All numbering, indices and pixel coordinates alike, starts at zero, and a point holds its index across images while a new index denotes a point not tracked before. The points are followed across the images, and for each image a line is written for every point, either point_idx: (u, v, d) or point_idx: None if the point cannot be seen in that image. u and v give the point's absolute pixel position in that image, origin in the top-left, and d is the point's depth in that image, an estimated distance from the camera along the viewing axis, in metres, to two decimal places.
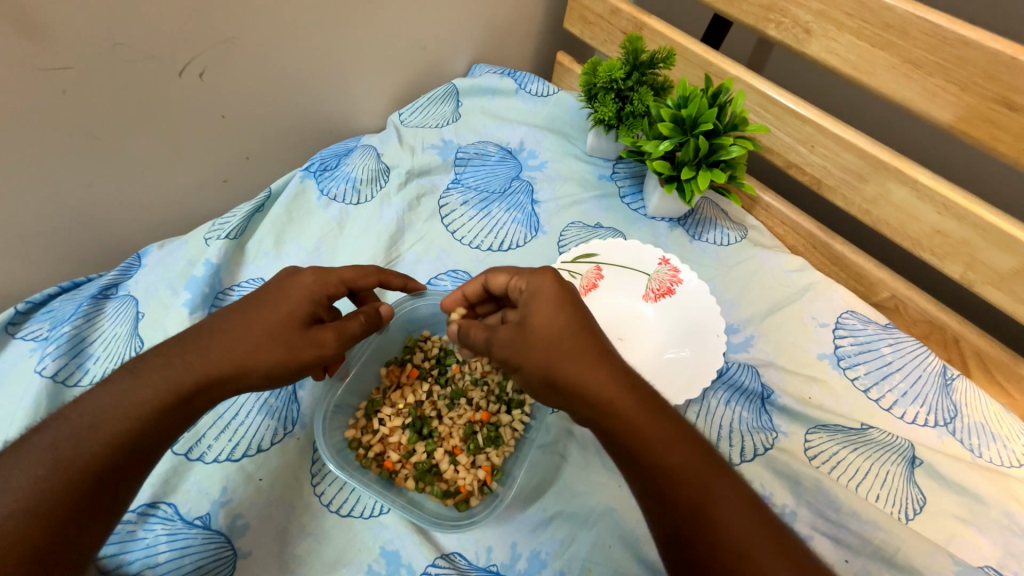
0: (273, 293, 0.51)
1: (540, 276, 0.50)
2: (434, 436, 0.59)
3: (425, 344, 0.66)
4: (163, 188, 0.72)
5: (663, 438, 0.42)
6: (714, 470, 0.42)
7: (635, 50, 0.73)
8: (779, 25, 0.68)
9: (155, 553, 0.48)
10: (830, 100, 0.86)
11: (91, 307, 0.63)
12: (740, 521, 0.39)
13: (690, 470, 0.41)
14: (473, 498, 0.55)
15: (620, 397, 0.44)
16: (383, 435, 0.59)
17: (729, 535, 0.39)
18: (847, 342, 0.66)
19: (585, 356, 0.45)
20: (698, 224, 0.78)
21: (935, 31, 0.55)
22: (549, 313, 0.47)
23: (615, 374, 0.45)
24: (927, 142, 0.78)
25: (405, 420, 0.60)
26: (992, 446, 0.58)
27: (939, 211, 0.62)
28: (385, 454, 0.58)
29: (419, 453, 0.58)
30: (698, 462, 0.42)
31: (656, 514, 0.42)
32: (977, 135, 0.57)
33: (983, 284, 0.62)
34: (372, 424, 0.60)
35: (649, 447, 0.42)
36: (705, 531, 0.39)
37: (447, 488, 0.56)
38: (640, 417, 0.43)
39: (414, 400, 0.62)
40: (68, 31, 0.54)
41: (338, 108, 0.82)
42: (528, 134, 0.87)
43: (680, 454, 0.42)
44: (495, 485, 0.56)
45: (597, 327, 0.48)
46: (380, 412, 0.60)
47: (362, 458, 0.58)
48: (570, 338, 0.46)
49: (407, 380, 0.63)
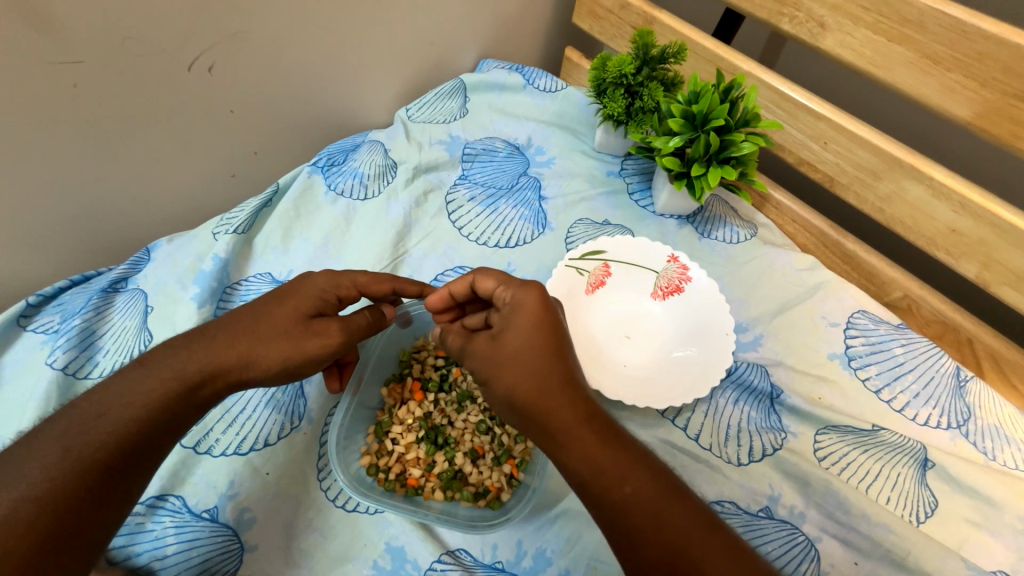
0: (286, 290, 0.52)
1: (523, 294, 0.48)
2: (449, 443, 0.59)
3: (420, 355, 0.64)
4: (172, 182, 0.72)
5: (623, 466, 0.42)
6: (675, 500, 0.41)
7: (645, 45, 0.72)
8: (792, 20, 0.67)
9: (163, 545, 0.48)
10: (844, 95, 0.85)
11: (101, 300, 0.63)
12: (699, 552, 0.39)
13: (649, 499, 0.41)
14: (504, 493, 0.56)
15: (578, 427, 0.42)
16: (400, 454, 0.58)
17: (690, 564, 0.39)
18: (858, 342, 0.65)
19: (548, 386, 0.43)
20: (708, 221, 0.78)
21: (954, 25, 0.54)
22: (521, 337, 0.45)
23: (576, 401, 0.43)
24: (945, 138, 0.77)
25: (419, 434, 0.59)
26: (1005, 449, 0.58)
27: (955, 210, 0.61)
28: (406, 473, 0.57)
29: (440, 463, 0.58)
30: (658, 492, 0.41)
31: (615, 542, 0.41)
32: (996, 132, 0.56)
33: (999, 284, 0.61)
34: (386, 447, 0.58)
35: (609, 478, 0.41)
36: (662, 565, 0.39)
37: (476, 490, 0.56)
38: (600, 444, 0.42)
39: (422, 413, 0.61)
40: (79, 24, 0.54)
41: (346, 103, 0.82)
42: (536, 130, 0.86)
43: (641, 485, 0.41)
44: (522, 476, 0.57)
45: (568, 350, 0.46)
46: (390, 432, 0.59)
47: (384, 483, 0.56)
48: (542, 363, 0.44)
49: (410, 395, 0.62)
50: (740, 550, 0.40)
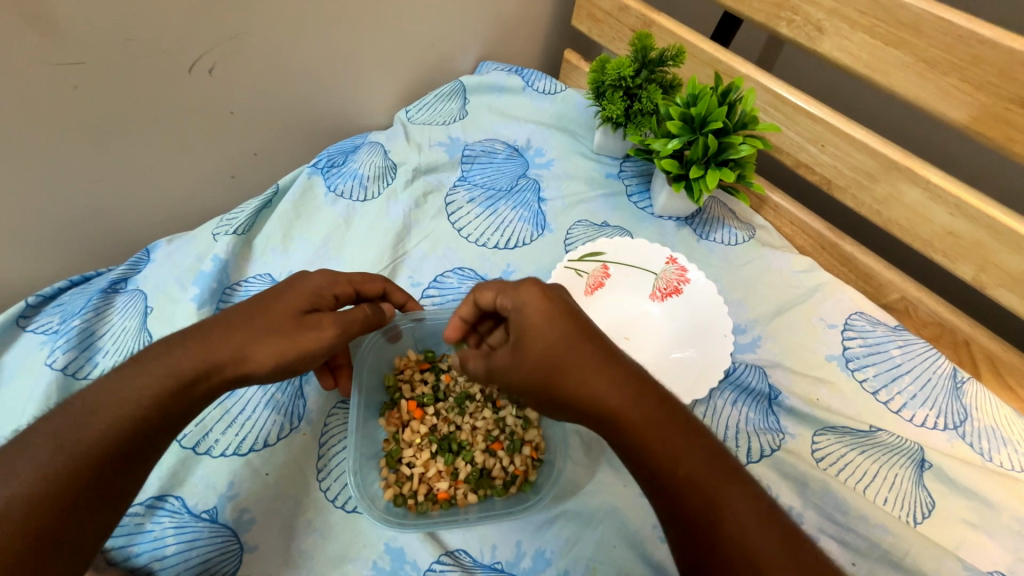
0: (281, 287, 0.52)
1: (525, 291, 0.46)
2: (465, 447, 0.59)
3: (405, 376, 0.63)
4: (172, 183, 0.73)
5: (671, 448, 0.41)
6: (731, 482, 0.40)
7: (644, 48, 0.73)
8: (790, 24, 0.67)
9: (162, 545, 0.48)
10: (840, 98, 0.85)
11: (100, 301, 0.63)
12: (757, 532, 0.38)
13: (702, 481, 0.40)
14: (531, 474, 0.57)
15: (623, 413, 0.42)
16: (421, 474, 0.57)
17: (744, 541, 0.38)
18: (855, 344, 0.66)
19: (589, 373, 0.43)
20: (706, 223, 0.78)
21: (950, 29, 0.55)
22: (547, 332, 0.44)
23: (620, 387, 0.42)
24: (941, 140, 0.77)
25: (432, 448, 0.58)
26: (1002, 450, 0.58)
27: (951, 212, 0.62)
28: (433, 489, 0.56)
29: (463, 468, 0.58)
30: (711, 474, 0.40)
31: (667, 523, 0.41)
32: (992, 136, 0.56)
33: (995, 286, 0.61)
34: (404, 473, 0.57)
35: (658, 459, 0.41)
36: (717, 542, 0.39)
37: (505, 479, 0.57)
38: (649, 427, 0.41)
39: (427, 428, 0.60)
40: (79, 25, 0.54)
41: (346, 105, 0.83)
42: (535, 132, 0.86)
43: (692, 465, 0.40)
44: (542, 453, 0.59)
45: (602, 337, 0.45)
46: (404, 458, 0.58)
47: (417, 506, 0.55)
48: (571, 357, 0.43)
49: (409, 416, 0.60)
50: (794, 532, 0.39)
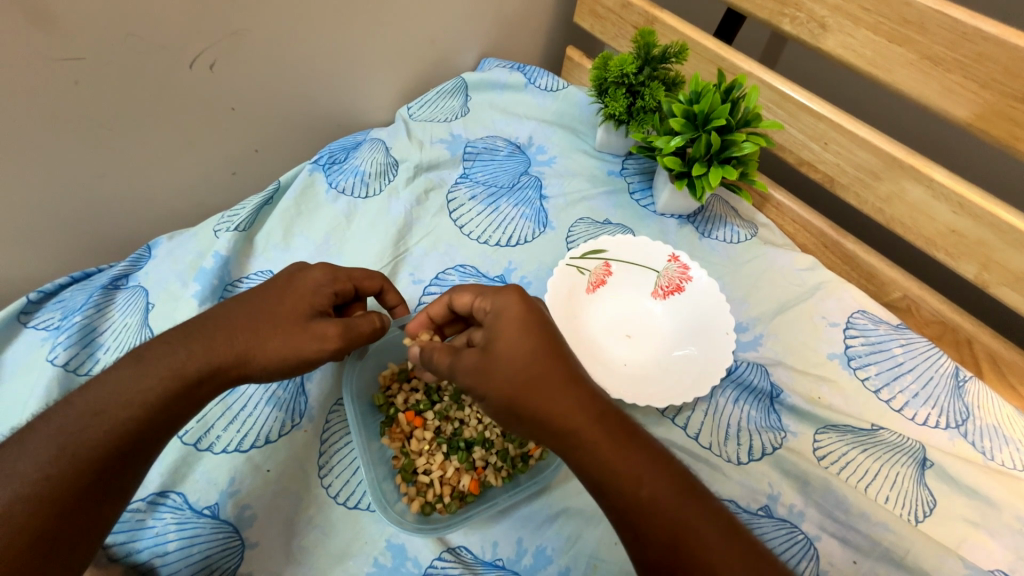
0: (282, 284, 0.52)
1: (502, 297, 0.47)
2: (474, 438, 0.59)
3: (392, 393, 0.61)
4: (173, 179, 0.72)
5: (634, 467, 0.41)
6: (693, 498, 0.41)
7: (647, 45, 0.72)
8: (793, 20, 0.67)
9: (164, 541, 0.49)
10: (843, 96, 0.85)
11: (101, 297, 0.63)
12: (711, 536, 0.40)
13: (664, 500, 0.40)
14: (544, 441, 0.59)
15: (590, 427, 0.42)
16: (441, 477, 0.56)
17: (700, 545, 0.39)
18: (857, 342, 0.65)
19: (552, 379, 0.42)
20: (709, 221, 0.78)
21: (953, 26, 0.54)
22: (513, 344, 0.43)
23: (583, 399, 0.42)
24: (944, 138, 0.77)
25: (443, 450, 0.58)
26: (1004, 449, 0.58)
27: (954, 210, 0.61)
28: (457, 486, 0.56)
29: (480, 457, 0.58)
30: (671, 492, 0.41)
31: (625, 536, 0.41)
32: (996, 134, 0.56)
33: (998, 285, 0.61)
34: (424, 481, 0.56)
35: (623, 477, 0.41)
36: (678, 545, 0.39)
37: (519, 452, 0.58)
38: (609, 445, 0.41)
39: (432, 432, 0.59)
40: (79, 20, 0.54)
41: (348, 101, 0.82)
42: (537, 129, 0.86)
43: (654, 486, 0.41)
44: None
45: (564, 349, 0.45)
46: (420, 467, 0.57)
47: (446, 508, 0.55)
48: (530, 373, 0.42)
49: (412, 426, 0.59)
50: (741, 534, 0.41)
